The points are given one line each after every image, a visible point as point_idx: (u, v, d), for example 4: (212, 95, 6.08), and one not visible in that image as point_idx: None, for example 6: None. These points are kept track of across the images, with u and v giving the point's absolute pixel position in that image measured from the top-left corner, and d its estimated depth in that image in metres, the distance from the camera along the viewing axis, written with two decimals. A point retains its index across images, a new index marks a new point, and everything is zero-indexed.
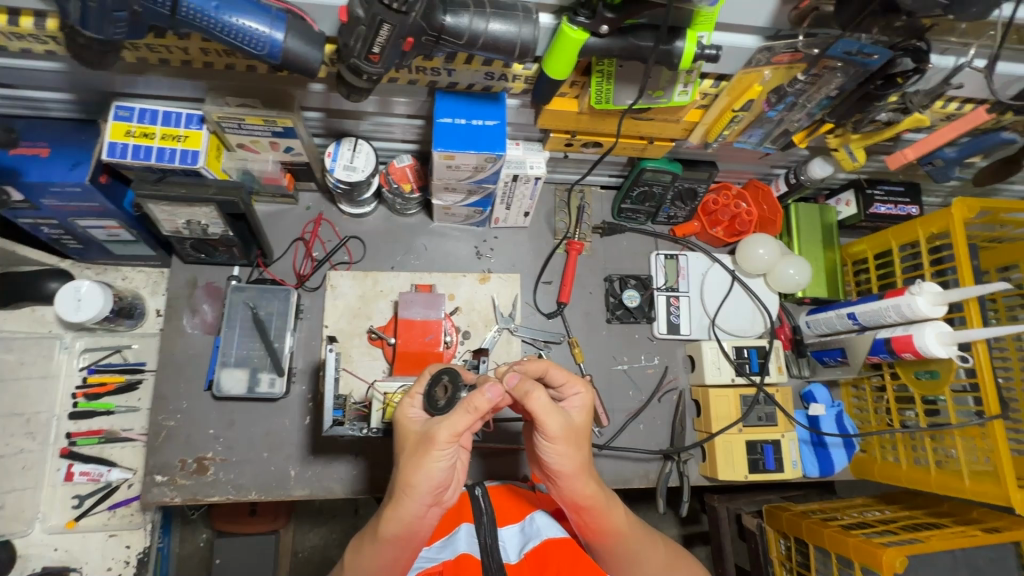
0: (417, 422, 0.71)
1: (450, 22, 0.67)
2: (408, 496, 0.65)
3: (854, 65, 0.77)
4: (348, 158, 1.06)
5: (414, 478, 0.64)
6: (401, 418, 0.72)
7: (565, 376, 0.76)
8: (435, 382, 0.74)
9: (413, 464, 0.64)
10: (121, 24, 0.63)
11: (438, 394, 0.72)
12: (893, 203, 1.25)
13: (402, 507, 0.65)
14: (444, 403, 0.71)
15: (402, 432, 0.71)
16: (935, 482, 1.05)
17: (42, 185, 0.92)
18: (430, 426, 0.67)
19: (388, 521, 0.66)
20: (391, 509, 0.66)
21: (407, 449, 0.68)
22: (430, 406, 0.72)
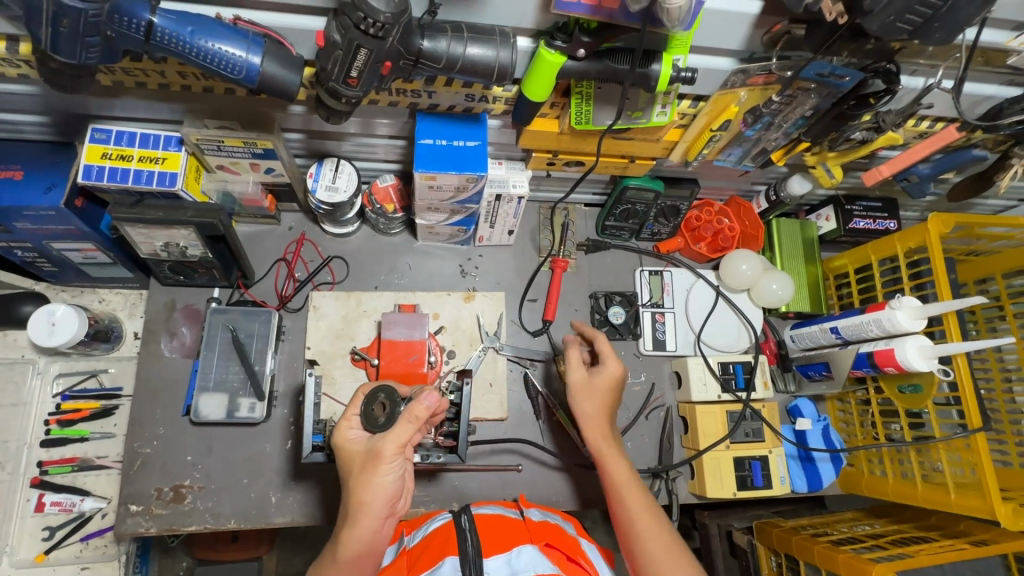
0: (359, 442, 0.77)
1: (428, 46, 0.67)
2: (363, 513, 0.72)
3: (827, 86, 0.78)
4: (330, 178, 1.06)
5: (369, 495, 0.72)
6: (341, 440, 0.77)
7: (607, 348, 1.04)
8: (371, 401, 0.78)
9: (364, 482, 0.72)
10: (94, 49, 0.63)
11: (375, 412, 0.77)
12: (871, 218, 1.27)
13: (359, 526, 0.72)
14: (383, 420, 0.76)
15: (346, 454, 0.76)
16: (922, 497, 1.05)
17: (14, 208, 0.90)
18: (372, 445, 0.74)
19: (346, 543, 0.71)
20: (347, 531, 0.72)
21: (354, 469, 0.74)
22: (368, 424, 0.76)
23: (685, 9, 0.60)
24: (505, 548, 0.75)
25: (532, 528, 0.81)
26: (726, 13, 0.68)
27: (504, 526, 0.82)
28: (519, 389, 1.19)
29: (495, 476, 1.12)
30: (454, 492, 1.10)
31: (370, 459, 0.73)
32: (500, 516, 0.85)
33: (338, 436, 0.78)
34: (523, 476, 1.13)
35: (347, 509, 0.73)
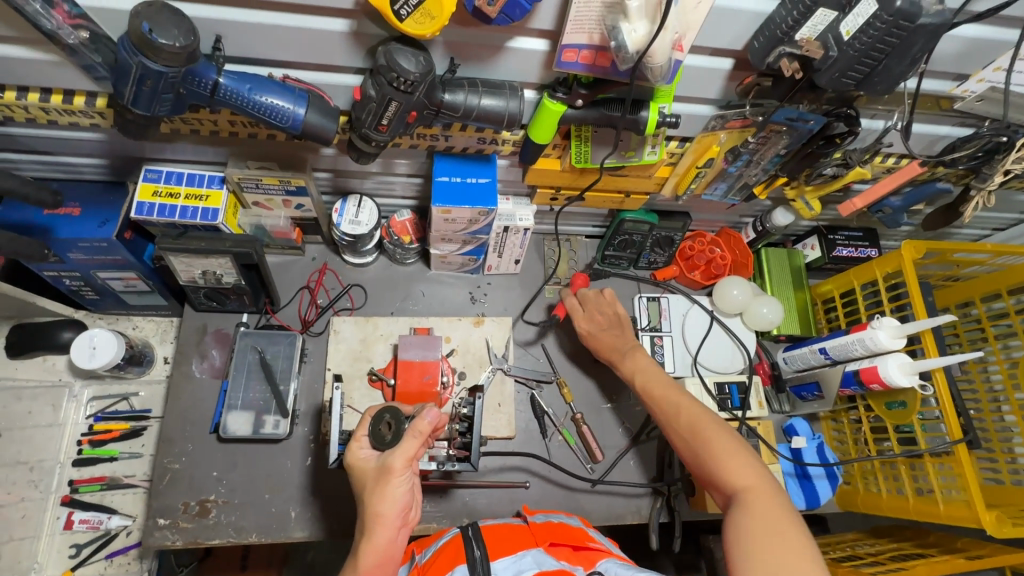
0: (370, 459, 0.80)
1: (448, 98, 0.78)
2: (379, 525, 0.76)
3: (796, 129, 0.89)
4: (353, 213, 1.16)
5: (383, 507, 0.76)
6: (354, 460, 0.81)
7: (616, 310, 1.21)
8: (377, 421, 0.81)
9: (377, 496, 0.76)
10: (167, 103, 0.74)
11: (381, 431, 0.80)
12: (853, 247, 1.36)
13: (376, 537, 0.75)
14: (391, 436, 0.80)
15: (359, 472, 0.80)
16: (914, 509, 1.11)
17: (72, 240, 1.00)
18: (382, 460, 0.78)
19: (366, 554, 0.75)
20: (366, 542, 0.76)
21: (368, 486, 0.78)
22: (376, 442, 0.80)
23: (665, 68, 0.71)
24: (512, 551, 0.81)
25: (536, 531, 0.88)
26: (703, 68, 0.79)
27: (510, 534, 0.86)
28: (526, 409, 1.25)
29: (504, 493, 1.17)
30: (464, 508, 1.15)
31: (384, 473, 0.77)
32: (505, 524, 0.90)
33: (350, 455, 0.82)
34: (531, 492, 1.18)
35: (364, 521, 0.77)
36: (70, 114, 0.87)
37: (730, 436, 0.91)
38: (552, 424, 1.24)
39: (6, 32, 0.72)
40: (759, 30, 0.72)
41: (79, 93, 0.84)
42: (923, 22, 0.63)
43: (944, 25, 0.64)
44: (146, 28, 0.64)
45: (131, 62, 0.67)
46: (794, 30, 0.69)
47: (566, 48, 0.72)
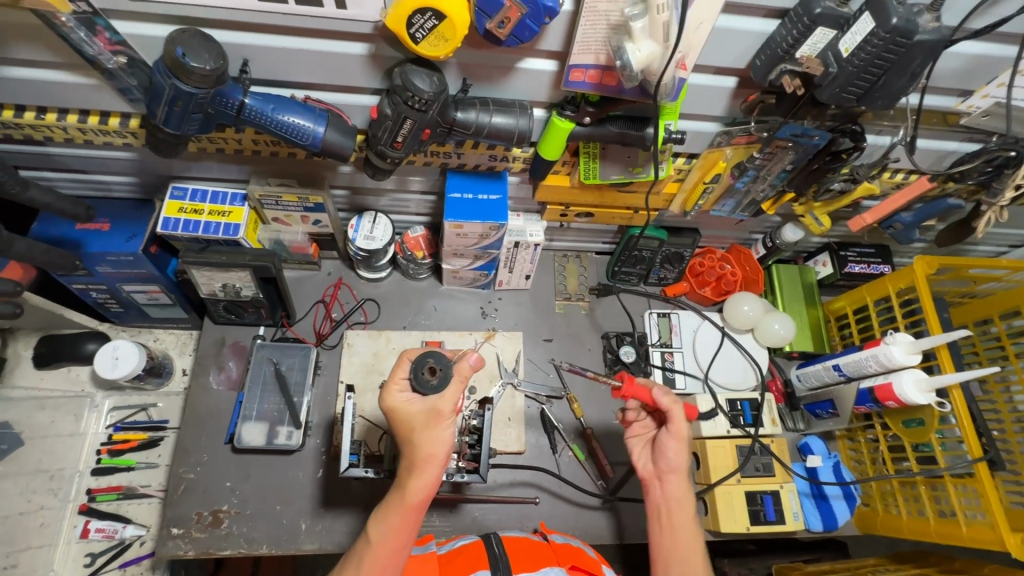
0: (414, 403, 0.77)
1: (460, 116, 0.81)
2: (430, 464, 0.77)
3: (802, 145, 0.90)
4: (368, 229, 1.20)
5: (434, 448, 0.77)
6: (394, 404, 0.77)
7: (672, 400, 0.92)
8: (419, 365, 0.77)
9: (428, 438, 0.76)
10: (195, 122, 0.78)
11: (424, 376, 0.77)
12: (865, 263, 1.35)
13: (425, 475, 0.77)
14: (437, 380, 0.77)
15: (403, 416, 0.77)
16: (936, 532, 1.07)
17: (101, 254, 1.05)
18: (431, 402, 0.76)
19: (414, 489, 0.77)
20: (415, 479, 0.77)
21: (414, 430, 0.76)
22: (419, 387, 0.76)
23: (670, 84, 0.74)
24: (533, 567, 0.83)
25: (557, 550, 0.88)
26: (707, 86, 0.82)
27: (531, 548, 0.88)
28: (536, 424, 1.25)
29: (514, 509, 1.16)
30: (474, 523, 1.14)
31: (435, 416, 0.76)
32: (527, 537, 0.91)
33: (389, 399, 0.77)
34: (542, 509, 1.17)
35: (410, 461, 0.78)
36: (105, 134, 0.92)
37: (700, 557, 0.88)
38: (563, 439, 1.24)
39: (51, 58, 0.78)
40: (761, 49, 0.74)
41: (114, 114, 0.90)
42: (920, 39, 0.65)
43: (942, 41, 0.66)
44: (180, 52, 0.68)
45: (165, 84, 0.72)
46: (794, 48, 0.71)
47: (573, 68, 0.75)
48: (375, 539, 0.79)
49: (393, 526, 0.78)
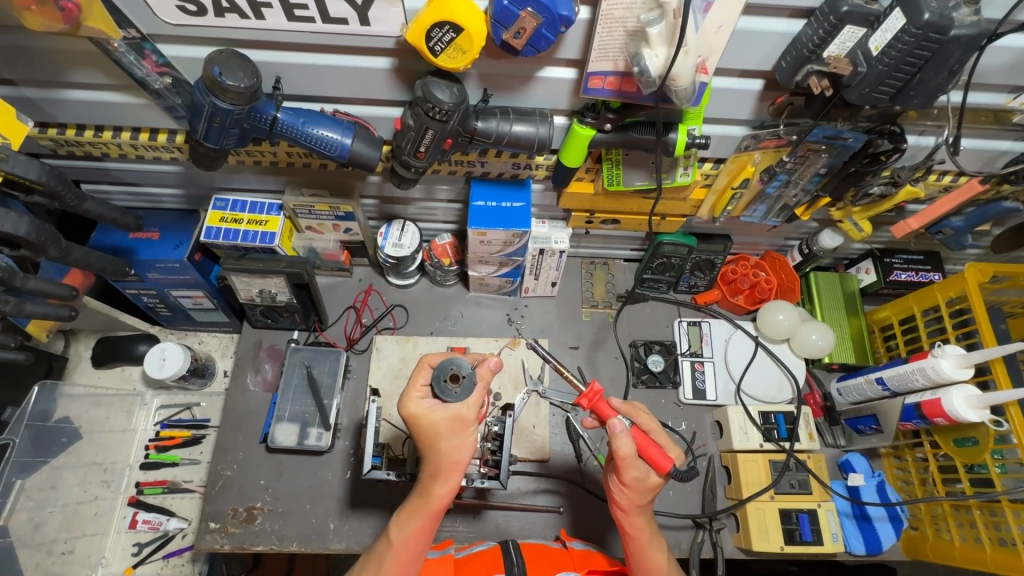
0: (436, 411, 0.77)
1: (481, 126, 0.82)
2: (456, 470, 0.79)
3: (837, 148, 0.88)
4: (397, 237, 1.23)
5: (459, 453, 0.78)
6: (418, 414, 0.77)
7: (623, 436, 0.82)
8: (443, 372, 0.77)
9: (455, 444, 0.78)
10: (233, 136, 0.83)
11: (447, 384, 0.77)
12: (913, 270, 1.28)
13: (450, 481, 0.80)
14: (460, 388, 0.77)
15: (422, 423, 0.77)
16: (992, 562, 0.99)
17: (150, 261, 1.12)
18: (455, 411, 0.77)
19: (440, 492, 0.80)
20: (440, 484, 0.80)
21: (439, 436, 0.77)
22: (443, 395, 0.77)
23: (690, 90, 0.73)
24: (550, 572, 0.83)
25: (575, 557, 0.88)
26: (732, 90, 0.80)
27: (549, 554, 0.88)
28: (561, 432, 1.24)
29: (537, 517, 1.15)
30: (497, 530, 1.14)
31: (459, 422, 0.77)
32: (545, 545, 0.91)
33: (411, 407, 0.78)
34: (564, 518, 1.16)
35: (435, 468, 0.79)
36: (154, 149, 0.99)
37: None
38: (587, 448, 1.21)
39: (106, 81, 0.85)
40: (786, 50, 0.72)
41: (163, 131, 0.97)
42: (956, 34, 0.63)
43: (981, 35, 0.63)
44: (217, 72, 0.72)
45: (205, 101, 0.76)
46: (820, 48, 0.69)
47: (592, 76, 0.75)
48: (395, 541, 0.80)
49: (415, 528, 0.80)
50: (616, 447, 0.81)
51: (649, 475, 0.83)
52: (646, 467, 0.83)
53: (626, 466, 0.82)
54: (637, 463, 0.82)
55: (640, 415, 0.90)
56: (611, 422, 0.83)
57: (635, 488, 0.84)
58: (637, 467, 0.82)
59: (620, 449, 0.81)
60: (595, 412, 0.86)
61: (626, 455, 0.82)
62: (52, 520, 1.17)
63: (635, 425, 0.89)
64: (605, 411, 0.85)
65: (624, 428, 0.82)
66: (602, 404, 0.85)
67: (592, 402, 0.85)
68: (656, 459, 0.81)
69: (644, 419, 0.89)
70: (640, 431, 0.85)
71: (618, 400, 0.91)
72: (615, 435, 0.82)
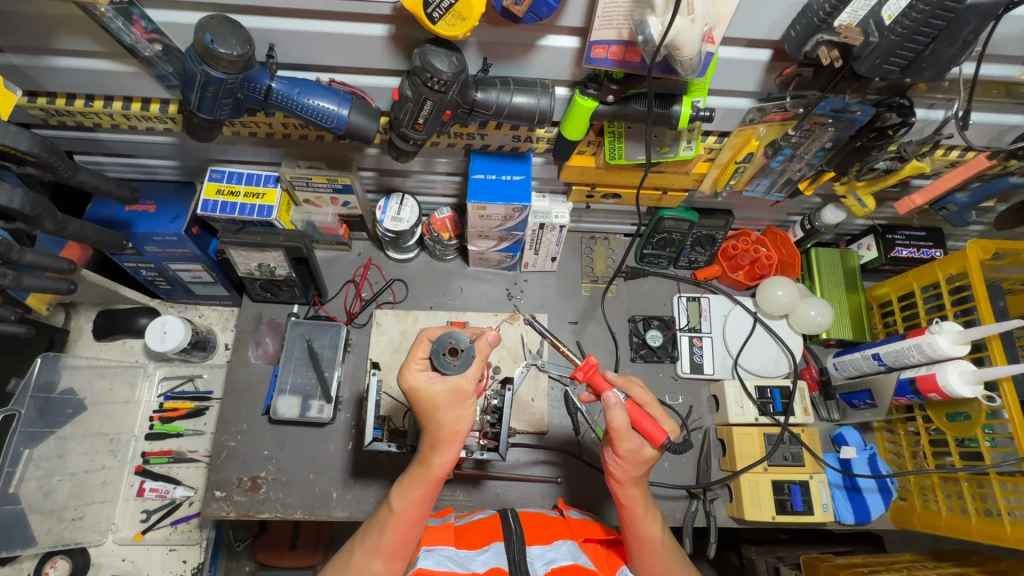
0: (435, 384, 0.77)
1: (481, 96, 0.81)
2: (454, 440, 0.81)
3: (843, 121, 0.86)
4: (396, 210, 1.21)
5: (459, 424, 0.80)
6: (417, 386, 0.78)
7: (618, 410, 0.83)
8: (441, 346, 0.77)
9: (454, 415, 0.79)
10: (227, 107, 0.81)
11: (446, 357, 0.77)
12: (915, 247, 1.27)
13: (449, 450, 0.81)
14: (459, 361, 0.77)
15: (422, 394, 0.78)
16: (977, 531, 1.02)
17: (148, 234, 1.11)
18: (454, 384, 0.77)
19: (439, 462, 0.82)
20: (440, 455, 0.81)
21: (439, 408, 0.78)
22: (442, 367, 0.77)
23: (696, 60, 0.71)
24: (547, 540, 0.85)
25: (572, 526, 0.91)
26: (738, 60, 0.78)
27: (546, 522, 0.90)
28: (559, 404, 1.26)
29: (536, 486, 1.18)
30: (496, 500, 1.16)
31: (460, 394, 0.78)
32: (543, 513, 0.94)
33: (411, 379, 0.78)
34: (562, 488, 1.18)
35: (435, 438, 0.81)
36: (147, 119, 0.97)
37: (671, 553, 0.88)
38: (585, 421, 1.23)
39: (94, 48, 0.82)
40: (796, 19, 0.70)
41: (155, 101, 0.94)
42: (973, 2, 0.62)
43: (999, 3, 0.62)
44: (208, 39, 0.70)
45: (196, 70, 0.75)
46: (832, 17, 0.66)
47: (594, 44, 0.73)
48: (396, 508, 0.82)
49: (416, 497, 0.82)
50: (611, 419, 0.82)
51: (644, 446, 0.84)
52: (641, 439, 0.84)
53: (620, 438, 0.83)
54: (632, 435, 0.83)
55: (634, 389, 0.90)
56: (606, 395, 0.84)
57: (631, 460, 0.84)
58: (632, 439, 0.83)
59: (615, 422, 0.82)
60: (591, 384, 0.87)
61: (621, 428, 0.82)
62: (62, 487, 1.21)
63: (631, 399, 0.90)
64: (600, 384, 0.86)
65: (618, 401, 0.83)
66: (597, 377, 0.86)
67: (587, 375, 0.86)
68: (650, 431, 0.83)
69: (638, 393, 0.90)
70: (634, 404, 0.87)
71: (614, 374, 0.92)
72: (610, 407, 0.83)
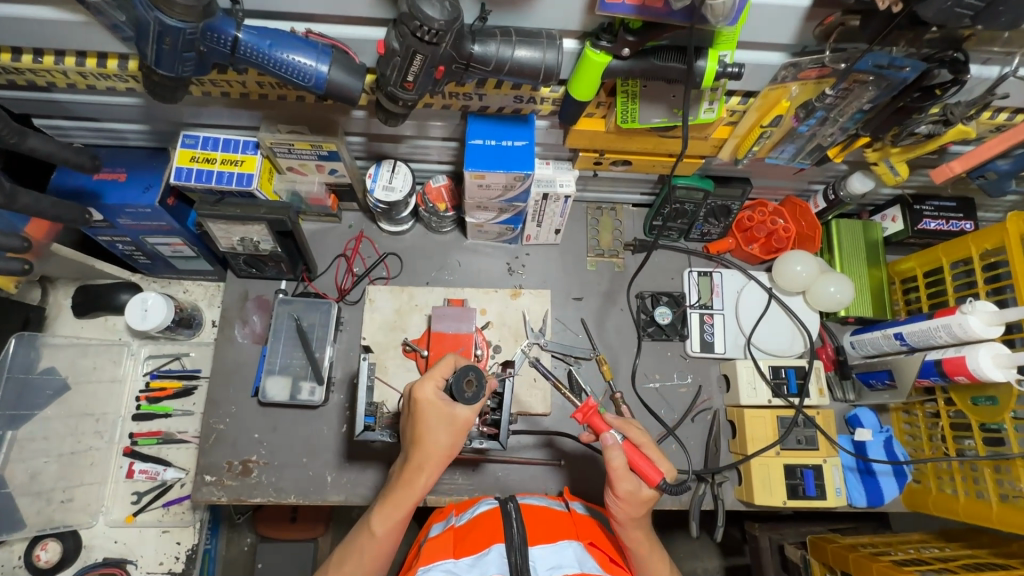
0: (447, 406, 0.81)
1: (478, 50, 0.71)
2: (441, 464, 0.83)
3: (887, 78, 0.76)
4: (387, 179, 1.12)
5: (453, 449, 0.82)
6: (428, 403, 0.80)
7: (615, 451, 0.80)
8: (461, 375, 0.79)
9: (452, 439, 0.81)
10: (189, 63, 0.71)
11: (464, 386, 0.79)
12: (944, 219, 1.19)
13: (432, 473, 0.83)
14: (472, 393, 0.79)
15: (432, 410, 0.81)
16: (997, 518, 0.98)
17: (119, 206, 1.02)
18: (462, 411, 0.81)
19: (423, 483, 0.82)
20: (424, 476, 0.82)
21: (441, 429, 0.81)
22: (458, 395, 0.79)
23: (729, 6, 0.62)
24: (552, 539, 0.79)
25: (577, 523, 0.86)
26: (775, 6, 0.67)
27: (550, 519, 0.85)
28: (563, 385, 1.20)
29: (538, 469, 1.14)
30: (496, 483, 1.12)
31: (465, 420, 0.81)
32: (546, 508, 0.88)
33: (423, 394, 0.81)
34: (566, 472, 1.14)
35: (425, 460, 0.82)
36: (107, 78, 0.87)
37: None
38: (590, 403, 1.18)
39: None
40: None
41: (112, 56, 0.84)
42: None
43: None
44: None
45: (149, 17, 0.65)
46: None
47: None
48: (376, 531, 0.82)
49: (397, 520, 0.82)
50: (608, 459, 0.79)
51: (642, 488, 0.80)
52: (638, 480, 0.80)
53: (617, 479, 0.79)
54: (629, 476, 0.79)
55: (632, 430, 0.87)
56: (604, 435, 0.82)
57: (630, 501, 0.79)
58: (630, 481, 0.79)
59: (611, 462, 0.79)
60: (590, 426, 0.86)
61: (617, 470, 0.79)
62: (49, 469, 1.16)
63: (628, 440, 0.86)
64: (599, 425, 0.85)
65: (616, 441, 0.81)
66: (597, 419, 0.85)
67: (586, 416, 0.85)
68: (647, 472, 0.80)
69: (636, 434, 0.87)
70: (631, 444, 0.83)
71: (613, 415, 0.90)
72: (608, 448, 0.81)
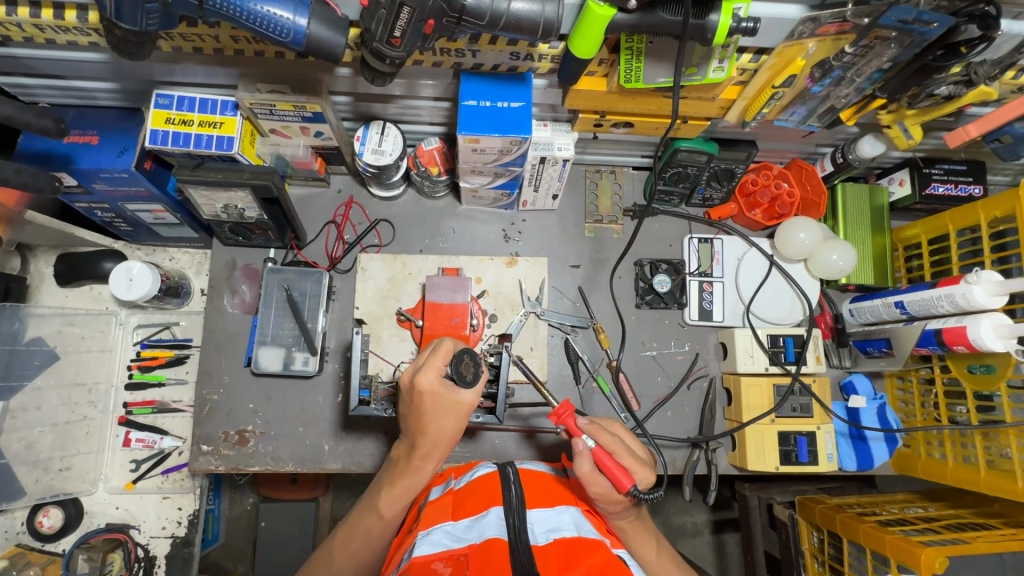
0: (449, 394, 0.80)
1: (471, 3, 0.65)
2: (447, 447, 0.84)
3: (910, 34, 0.72)
4: (376, 141, 1.06)
5: (457, 433, 0.83)
6: (430, 392, 0.79)
7: (582, 461, 0.79)
8: (458, 360, 0.79)
9: (455, 423, 0.82)
10: (153, 15, 0.65)
11: (463, 370, 0.79)
12: (953, 183, 1.15)
13: (438, 456, 0.84)
14: (472, 376, 0.80)
15: (435, 400, 0.80)
16: (985, 483, 0.99)
17: (93, 171, 0.97)
18: (464, 396, 0.81)
19: (429, 467, 0.84)
20: (431, 461, 0.84)
21: (444, 417, 0.81)
22: (459, 380, 0.79)
23: None
24: (548, 505, 0.78)
25: (572, 491, 0.87)
26: None
27: (547, 486, 0.85)
28: (559, 353, 1.19)
29: (533, 437, 1.15)
30: (493, 450, 1.14)
31: (468, 404, 0.81)
32: (543, 474, 0.89)
33: (426, 385, 0.80)
34: (562, 440, 1.15)
35: (430, 447, 0.82)
36: (66, 31, 0.80)
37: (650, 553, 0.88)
38: (587, 370, 1.18)
39: None
40: None
41: (69, 6, 0.77)
42: None
43: None
44: None
45: None
46: None
47: None
48: (386, 514, 0.83)
49: (405, 501, 0.84)
50: (575, 466, 0.79)
51: (614, 491, 0.79)
52: (610, 485, 0.79)
53: (587, 483, 0.79)
54: (599, 480, 0.79)
55: (604, 436, 0.84)
56: (574, 440, 0.81)
57: (603, 501, 0.81)
58: (601, 485, 0.79)
59: (578, 469, 0.79)
60: (565, 428, 0.85)
61: (585, 477, 0.79)
62: (44, 439, 1.15)
63: (600, 446, 0.83)
64: (573, 428, 0.83)
65: (585, 447, 0.80)
66: (572, 421, 0.84)
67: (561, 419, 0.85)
68: (616, 478, 0.77)
69: (607, 441, 0.83)
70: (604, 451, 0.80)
71: (588, 419, 0.87)
72: (577, 454, 0.80)
